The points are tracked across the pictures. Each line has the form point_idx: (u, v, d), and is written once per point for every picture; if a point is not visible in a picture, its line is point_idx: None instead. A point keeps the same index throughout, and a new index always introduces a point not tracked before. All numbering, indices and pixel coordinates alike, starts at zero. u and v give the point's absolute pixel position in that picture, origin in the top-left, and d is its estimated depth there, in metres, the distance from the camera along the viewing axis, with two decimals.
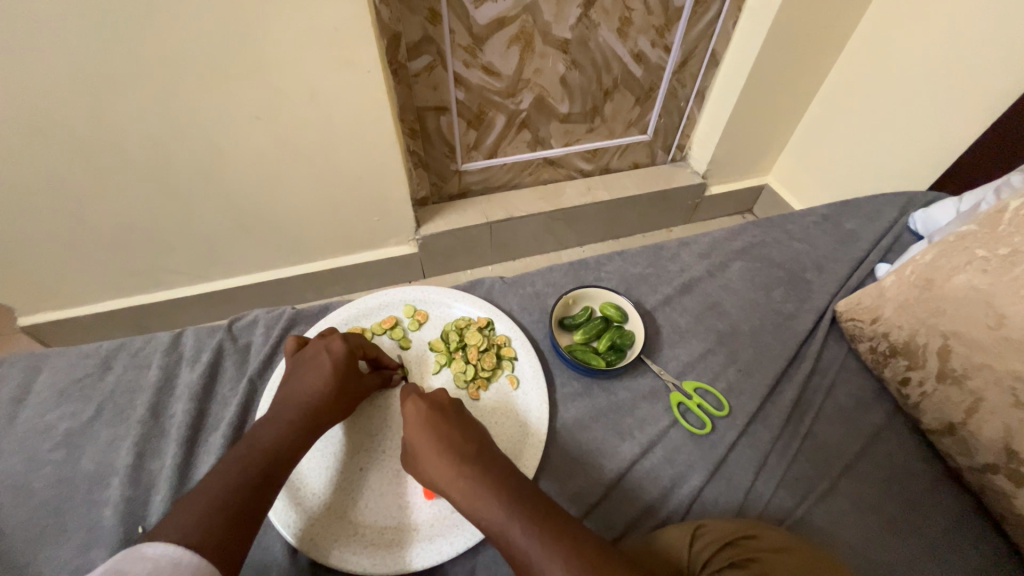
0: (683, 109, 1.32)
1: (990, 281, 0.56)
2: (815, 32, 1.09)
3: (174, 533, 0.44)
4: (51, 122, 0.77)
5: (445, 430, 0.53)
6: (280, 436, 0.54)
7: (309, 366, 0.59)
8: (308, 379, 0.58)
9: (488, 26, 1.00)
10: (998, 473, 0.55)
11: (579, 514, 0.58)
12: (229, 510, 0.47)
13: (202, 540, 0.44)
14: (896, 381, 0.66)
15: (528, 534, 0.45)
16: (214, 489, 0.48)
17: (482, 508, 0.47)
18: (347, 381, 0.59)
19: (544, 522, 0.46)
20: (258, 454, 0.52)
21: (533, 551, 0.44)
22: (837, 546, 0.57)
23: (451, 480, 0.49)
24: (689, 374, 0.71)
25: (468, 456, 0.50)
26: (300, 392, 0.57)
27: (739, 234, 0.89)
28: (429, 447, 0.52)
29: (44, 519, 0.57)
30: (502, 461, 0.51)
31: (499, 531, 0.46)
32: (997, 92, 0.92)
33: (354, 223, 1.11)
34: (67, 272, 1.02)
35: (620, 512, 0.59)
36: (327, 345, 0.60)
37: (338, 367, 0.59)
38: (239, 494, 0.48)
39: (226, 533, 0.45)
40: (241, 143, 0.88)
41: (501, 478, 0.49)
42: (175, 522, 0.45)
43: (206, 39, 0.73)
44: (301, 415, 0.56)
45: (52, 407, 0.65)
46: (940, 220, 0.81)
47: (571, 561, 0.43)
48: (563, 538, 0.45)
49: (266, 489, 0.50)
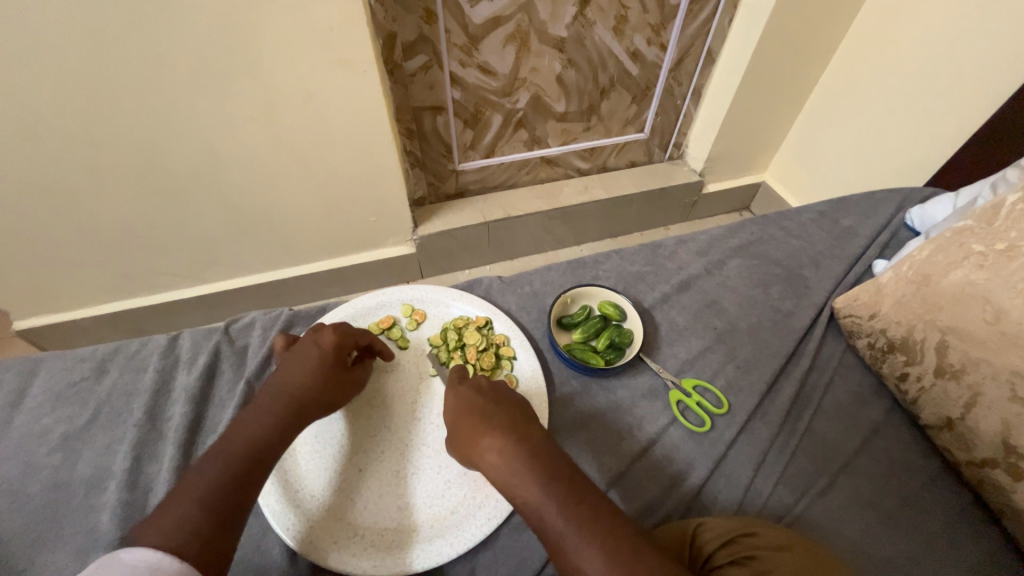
0: (679, 107, 1.32)
1: (988, 276, 0.56)
2: (811, 29, 1.09)
3: (154, 538, 0.43)
4: (43, 123, 0.77)
5: (481, 408, 0.53)
6: (262, 429, 0.53)
7: (295, 358, 0.59)
8: (293, 372, 0.57)
9: (483, 25, 1.00)
10: (997, 467, 0.55)
11: (605, 486, 0.60)
12: (209, 509, 0.46)
13: (184, 544, 0.43)
14: (895, 377, 0.66)
15: (564, 514, 0.44)
16: (195, 490, 0.47)
17: (516, 482, 0.47)
18: (333, 373, 0.59)
19: (580, 505, 0.45)
20: (237, 449, 0.51)
21: (568, 531, 0.43)
22: (836, 542, 0.57)
23: (485, 455, 0.50)
24: (688, 372, 0.71)
25: (503, 430, 0.50)
26: (284, 383, 0.56)
27: (736, 231, 0.89)
28: (466, 424, 0.53)
29: (40, 524, 0.56)
30: (537, 437, 0.51)
31: (534, 509, 0.46)
32: (991, 88, 0.92)
33: (351, 223, 1.11)
34: (61, 275, 1.01)
35: (633, 496, 0.60)
36: (317, 339, 0.60)
37: (326, 359, 0.59)
38: (220, 493, 0.47)
39: (207, 534, 0.44)
40: (237, 144, 0.88)
41: (536, 451, 0.49)
42: (156, 526, 0.44)
43: (200, 39, 0.73)
44: (281, 405, 0.55)
45: (48, 410, 0.65)
46: (937, 215, 0.81)
47: (608, 547, 0.42)
48: (598, 523, 0.44)
49: (249, 482, 0.49)
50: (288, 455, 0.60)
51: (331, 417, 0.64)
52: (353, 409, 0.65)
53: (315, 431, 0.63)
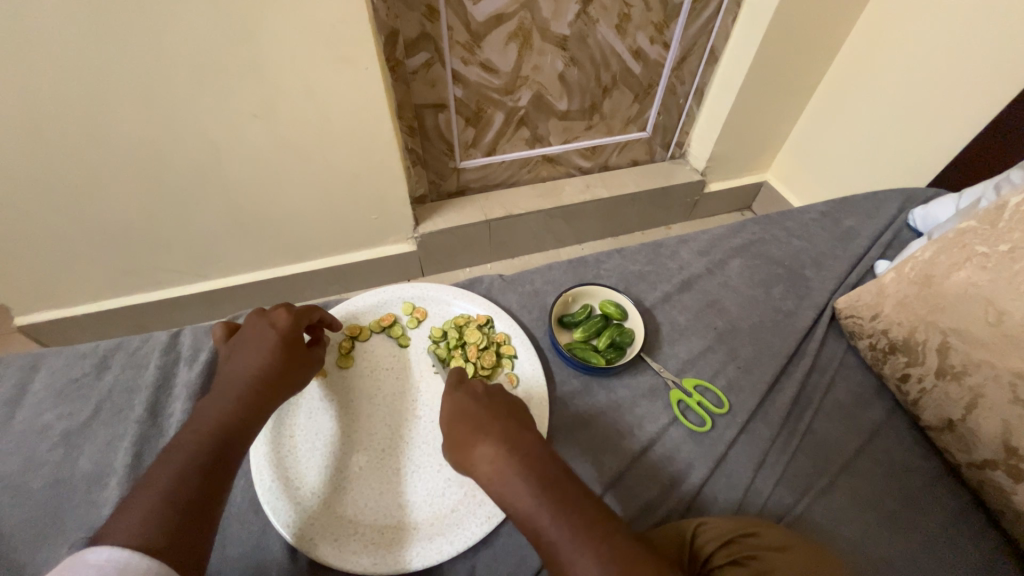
0: (682, 106, 1.32)
1: (990, 278, 0.56)
2: (815, 28, 1.09)
3: (119, 534, 0.41)
4: (45, 119, 0.77)
5: (475, 413, 0.53)
6: (227, 417, 0.52)
7: (251, 342, 0.58)
8: (253, 354, 0.57)
9: (486, 22, 1.00)
10: (998, 469, 0.55)
11: (601, 491, 0.60)
12: (176, 500, 0.45)
13: (151, 539, 0.41)
14: (896, 378, 0.66)
15: (558, 524, 0.44)
16: (157, 484, 0.45)
17: (510, 491, 0.47)
18: (297, 352, 0.59)
19: (574, 514, 0.45)
20: (205, 437, 0.50)
21: (562, 541, 0.44)
22: (836, 543, 0.57)
23: (479, 462, 0.49)
24: (689, 372, 0.71)
25: (496, 437, 0.50)
26: (246, 367, 0.56)
27: (738, 231, 0.89)
28: (459, 430, 0.52)
29: (43, 519, 0.56)
30: (529, 442, 0.50)
31: (528, 518, 0.46)
32: (995, 89, 0.92)
33: (352, 221, 1.11)
34: (63, 271, 1.01)
35: (631, 500, 0.59)
36: (271, 321, 0.59)
37: (284, 339, 0.58)
38: (188, 484, 0.46)
39: (175, 525, 0.43)
40: (239, 141, 0.88)
41: (530, 459, 0.49)
42: (120, 523, 0.42)
43: (202, 36, 0.73)
44: (248, 391, 0.54)
45: (50, 406, 0.65)
46: (939, 216, 0.80)
47: (602, 554, 0.42)
48: (592, 531, 0.44)
49: (218, 470, 0.48)
50: (288, 452, 0.61)
51: (331, 415, 0.64)
52: (353, 408, 0.65)
53: (316, 430, 0.63)
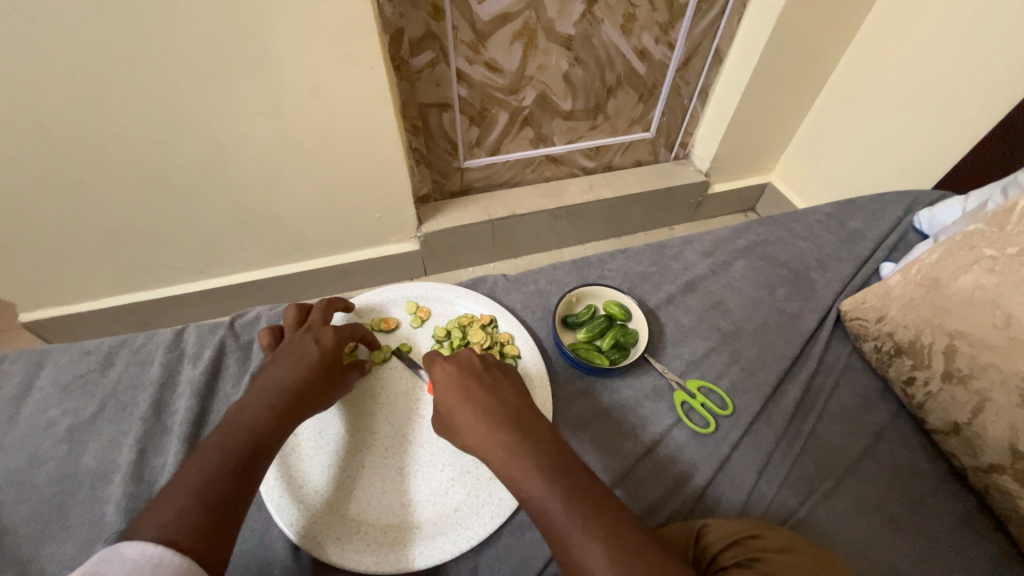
0: (686, 107, 1.31)
1: (997, 280, 0.56)
2: (821, 29, 1.08)
3: (151, 531, 0.42)
4: (49, 116, 0.77)
5: (483, 398, 0.52)
6: (259, 421, 0.51)
7: (291, 353, 0.58)
8: (291, 365, 0.56)
9: (491, 21, 1.00)
10: (1004, 473, 0.55)
11: (611, 482, 0.60)
12: (208, 501, 0.45)
13: (183, 538, 0.42)
14: (901, 380, 0.65)
15: (569, 511, 0.44)
16: (189, 483, 0.45)
17: (522, 477, 0.47)
18: (333, 370, 0.59)
19: (584, 501, 0.45)
20: (238, 442, 0.49)
21: (572, 527, 0.43)
22: (839, 545, 0.57)
23: (491, 449, 0.49)
24: (692, 373, 0.71)
25: (507, 426, 0.50)
26: (282, 377, 0.55)
27: (742, 232, 0.89)
28: (463, 412, 0.52)
29: (45, 516, 0.57)
30: (540, 429, 0.51)
31: (538, 503, 0.45)
32: (1002, 92, 0.92)
33: (355, 220, 1.11)
34: (66, 268, 1.02)
35: (642, 494, 0.60)
36: (317, 337, 0.60)
37: (325, 357, 0.58)
38: (219, 485, 0.46)
39: (208, 527, 0.43)
40: (243, 139, 0.88)
41: (541, 446, 0.49)
42: (153, 520, 0.43)
43: (206, 35, 0.73)
44: (281, 400, 0.53)
45: (54, 402, 0.65)
46: (945, 218, 0.80)
47: (612, 542, 0.42)
48: (601, 520, 0.43)
49: (249, 474, 0.48)
50: (291, 451, 0.61)
51: (335, 415, 0.64)
52: (356, 407, 0.65)
53: (319, 429, 0.63)
